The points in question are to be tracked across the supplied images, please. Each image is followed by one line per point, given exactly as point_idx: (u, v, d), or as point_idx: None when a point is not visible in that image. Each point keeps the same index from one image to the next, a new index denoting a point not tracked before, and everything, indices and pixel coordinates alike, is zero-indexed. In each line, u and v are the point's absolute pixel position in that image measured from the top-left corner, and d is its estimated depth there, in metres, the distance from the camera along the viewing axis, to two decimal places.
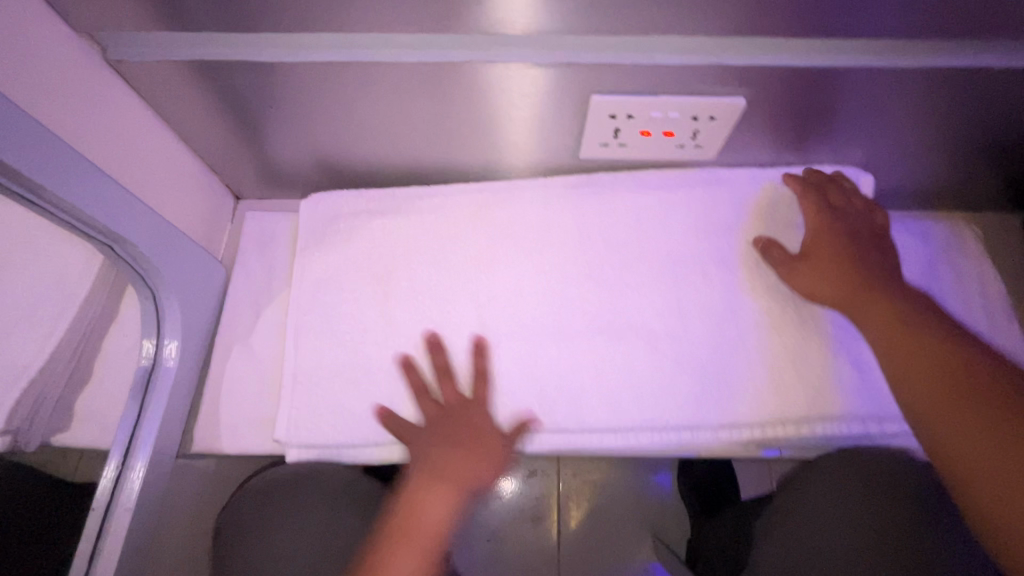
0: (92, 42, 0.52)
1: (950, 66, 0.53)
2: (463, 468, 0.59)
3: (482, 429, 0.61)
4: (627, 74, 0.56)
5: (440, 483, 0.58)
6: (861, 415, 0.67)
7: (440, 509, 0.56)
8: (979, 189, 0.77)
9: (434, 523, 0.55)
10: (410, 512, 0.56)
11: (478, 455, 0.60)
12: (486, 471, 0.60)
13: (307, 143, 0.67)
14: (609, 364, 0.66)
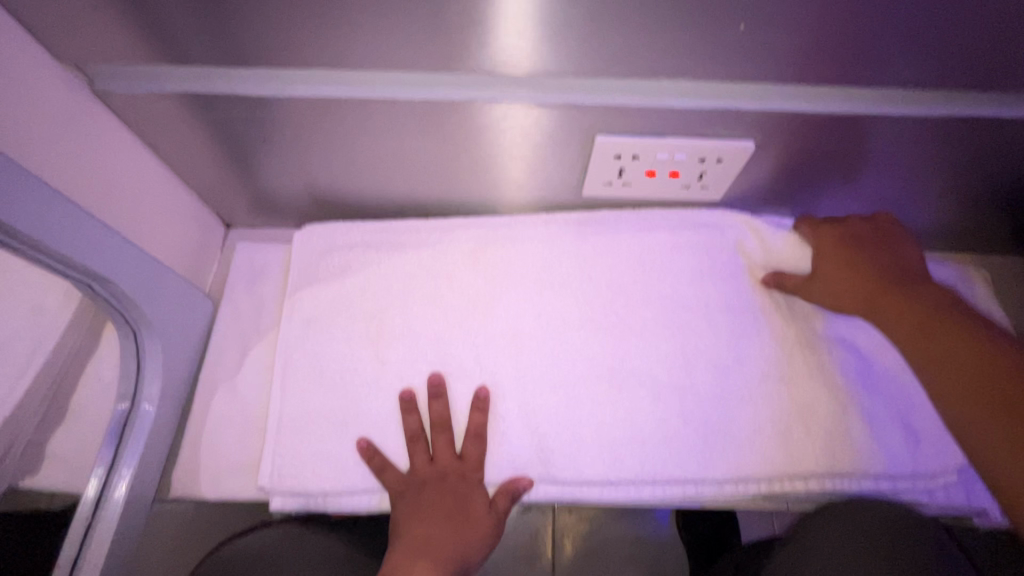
0: (77, 73, 0.51)
1: (959, 116, 0.51)
2: (449, 542, 0.57)
3: (469, 496, 0.59)
4: (631, 116, 0.53)
5: (420, 555, 0.55)
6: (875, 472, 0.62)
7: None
8: (991, 233, 0.74)
9: None
10: None
11: (466, 530, 0.58)
12: (471, 545, 0.58)
13: (302, 173, 0.66)
14: (607, 414, 0.62)
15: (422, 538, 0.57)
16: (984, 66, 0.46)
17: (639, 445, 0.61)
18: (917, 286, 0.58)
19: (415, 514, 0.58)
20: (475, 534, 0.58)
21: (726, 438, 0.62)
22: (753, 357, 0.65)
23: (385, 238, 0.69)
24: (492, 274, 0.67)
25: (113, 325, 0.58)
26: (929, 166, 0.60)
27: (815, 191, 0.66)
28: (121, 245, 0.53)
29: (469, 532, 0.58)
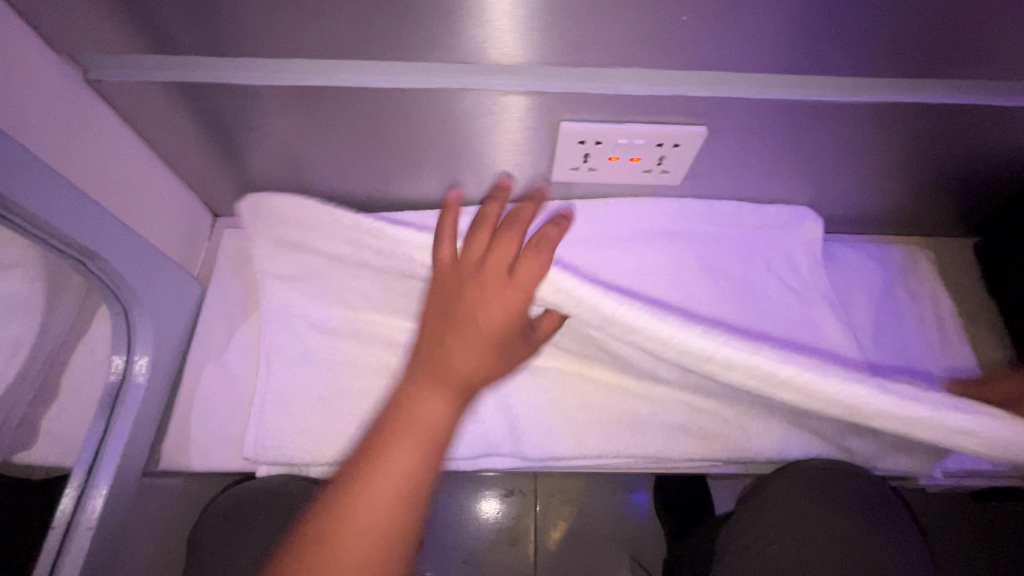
0: (72, 63, 0.54)
1: (889, 103, 0.57)
2: (457, 344, 0.52)
3: (491, 323, 0.53)
4: (593, 103, 0.57)
5: (437, 386, 0.51)
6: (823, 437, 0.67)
7: (412, 455, 0.48)
8: (937, 215, 0.79)
9: (431, 421, 0.49)
10: (403, 414, 0.50)
11: (489, 351, 0.53)
12: (485, 367, 0.52)
13: (286, 161, 0.69)
14: (571, 385, 0.67)
15: (412, 408, 0.50)
16: (906, 58, 0.51)
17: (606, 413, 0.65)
18: None
19: (425, 349, 0.54)
20: (485, 357, 0.53)
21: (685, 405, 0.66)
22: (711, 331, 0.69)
23: (335, 229, 0.63)
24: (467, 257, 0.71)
25: (106, 303, 0.61)
26: (870, 149, 0.65)
27: (769, 175, 0.71)
28: (113, 225, 0.56)
29: (479, 350, 0.52)
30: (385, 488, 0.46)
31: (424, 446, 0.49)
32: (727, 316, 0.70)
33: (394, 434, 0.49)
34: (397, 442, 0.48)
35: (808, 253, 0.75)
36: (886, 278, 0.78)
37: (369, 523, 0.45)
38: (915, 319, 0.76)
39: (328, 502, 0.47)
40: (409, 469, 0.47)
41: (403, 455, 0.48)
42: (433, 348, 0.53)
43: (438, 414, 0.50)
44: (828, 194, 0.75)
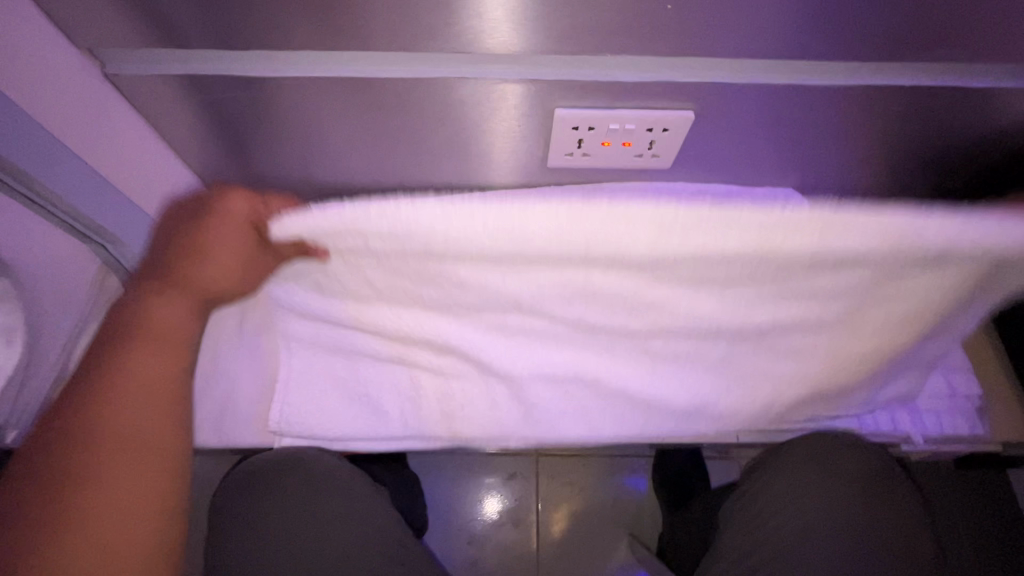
0: (92, 57, 0.58)
1: (864, 85, 0.60)
2: (174, 316, 0.55)
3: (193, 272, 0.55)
4: (583, 90, 0.60)
5: (175, 292, 0.55)
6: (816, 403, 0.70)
7: (165, 361, 0.55)
8: (919, 194, 0.82)
9: (167, 322, 0.55)
10: (135, 320, 0.54)
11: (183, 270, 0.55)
12: (175, 335, 0.55)
13: (293, 151, 0.73)
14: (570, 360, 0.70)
15: (159, 321, 0.55)
16: (878, 40, 0.53)
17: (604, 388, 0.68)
18: None
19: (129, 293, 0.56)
20: (230, 263, 0.55)
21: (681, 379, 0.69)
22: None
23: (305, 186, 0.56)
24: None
25: None
26: (850, 131, 0.68)
27: (755, 158, 0.74)
28: None
29: (183, 300, 0.56)
30: (151, 379, 0.54)
31: (163, 351, 0.55)
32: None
33: (128, 338, 0.54)
34: (132, 343, 0.53)
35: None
36: None
37: (120, 441, 0.52)
38: None
39: (70, 424, 0.51)
40: (162, 370, 0.55)
41: (150, 356, 0.54)
42: (162, 284, 0.55)
43: (156, 356, 0.54)
44: (812, 175, 0.78)
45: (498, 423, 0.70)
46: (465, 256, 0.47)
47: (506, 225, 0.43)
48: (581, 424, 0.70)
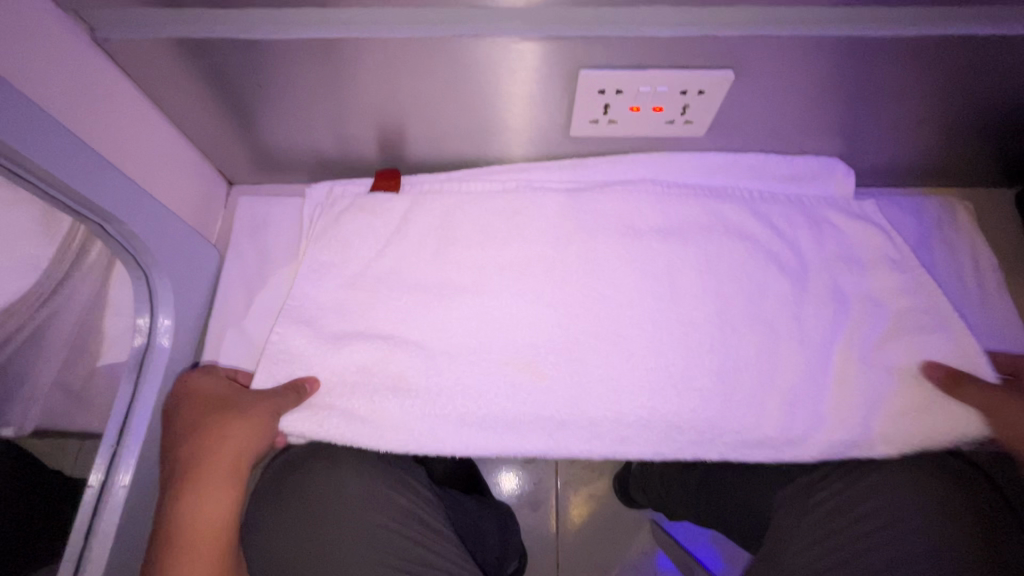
0: (78, 21, 0.53)
1: (929, 37, 0.53)
2: (263, 416, 0.59)
3: (222, 450, 0.56)
4: (613, 47, 0.55)
5: (207, 479, 0.55)
6: (870, 399, 0.64)
7: (219, 499, 0.55)
8: (973, 164, 0.76)
9: (212, 518, 0.54)
10: (179, 522, 0.53)
11: (229, 425, 0.58)
12: (267, 429, 0.59)
13: (299, 125, 0.69)
14: (596, 342, 0.64)
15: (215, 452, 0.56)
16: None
17: (633, 373, 0.64)
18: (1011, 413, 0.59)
19: (188, 424, 0.59)
20: (249, 430, 0.58)
21: (731, 379, 0.64)
22: (746, 299, 0.67)
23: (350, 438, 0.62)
24: (489, 223, 0.70)
25: (127, 269, 0.62)
26: (909, 93, 0.62)
27: (800, 123, 0.68)
28: (129, 189, 0.57)
29: (260, 416, 0.59)
30: (211, 523, 0.53)
31: (232, 471, 0.56)
32: (764, 284, 0.67)
33: (199, 475, 0.55)
34: (179, 551, 0.52)
35: (845, 211, 0.72)
36: (920, 232, 0.75)
37: (207, 524, 0.53)
38: (950, 273, 0.73)
39: (172, 538, 0.53)
40: (219, 511, 0.54)
41: (215, 501, 0.54)
42: (201, 469, 0.55)
43: (256, 433, 0.58)
44: (853, 147, 0.72)
45: (529, 414, 0.63)
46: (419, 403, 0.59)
47: (513, 228, 0.69)
48: (615, 415, 0.63)
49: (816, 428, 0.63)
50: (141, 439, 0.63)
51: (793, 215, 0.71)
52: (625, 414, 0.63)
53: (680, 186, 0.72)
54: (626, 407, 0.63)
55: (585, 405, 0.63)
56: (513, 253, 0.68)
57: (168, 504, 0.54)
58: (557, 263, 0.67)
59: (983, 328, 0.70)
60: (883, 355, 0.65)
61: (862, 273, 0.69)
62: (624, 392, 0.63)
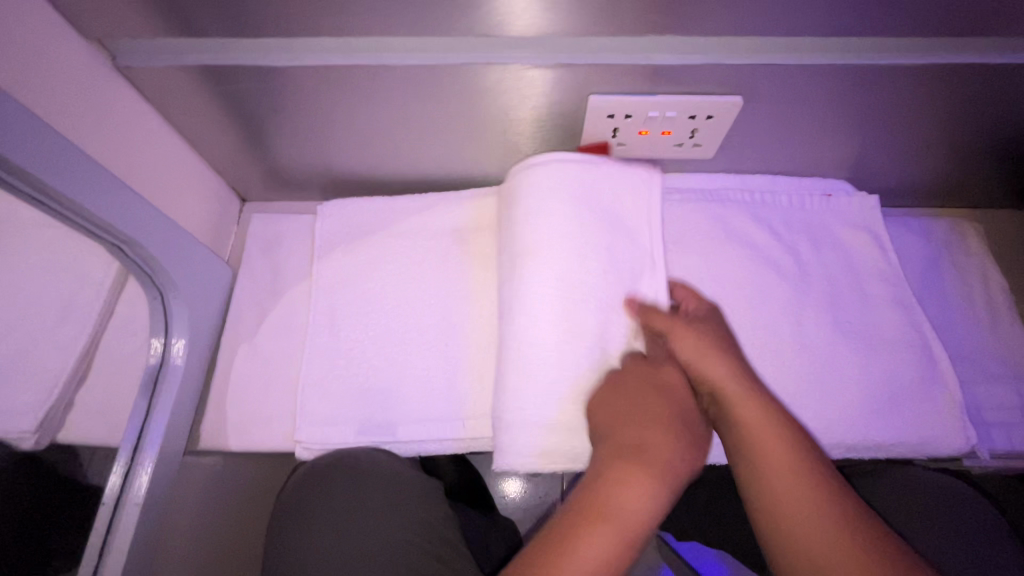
0: (101, 49, 0.55)
1: (938, 64, 0.54)
2: (604, 401, 0.54)
3: (647, 433, 0.50)
4: (622, 74, 0.55)
5: (637, 471, 0.47)
6: (891, 433, 0.62)
7: (642, 495, 0.45)
8: (981, 186, 0.76)
9: (634, 515, 0.45)
10: (603, 499, 0.45)
11: (655, 401, 0.52)
12: (677, 416, 0.52)
13: (312, 147, 0.70)
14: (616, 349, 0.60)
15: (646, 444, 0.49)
16: (949, 16, 0.49)
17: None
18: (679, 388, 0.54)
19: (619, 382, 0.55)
20: (657, 411, 0.51)
21: None
22: (745, 304, 0.66)
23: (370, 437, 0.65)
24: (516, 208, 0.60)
25: (143, 288, 0.64)
26: (917, 117, 0.62)
27: (809, 145, 0.68)
28: (147, 211, 0.58)
29: (648, 391, 0.53)
30: (635, 521, 0.45)
31: (675, 469, 0.48)
32: (773, 288, 0.67)
33: (622, 464, 0.47)
34: (586, 531, 0.43)
35: (847, 221, 0.71)
36: (930, 254, 0.75)
37: (627, 521, 0.44)
38: (962, 296, 0.72)
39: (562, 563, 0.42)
40: (636, 510, 0.45)
41: (638, 491, 0.46)
42: (628, 457, 0.48)
43: (660, 414, 0.51)
44: (861, 167, 0.72)
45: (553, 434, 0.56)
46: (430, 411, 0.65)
47: None
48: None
49: (825, 429, 0.62)
50: (155, 457, 0.64)
51: (804, 235, 0.71)
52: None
53: (680, 191, 0.72)
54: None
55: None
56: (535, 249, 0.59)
57: (596, 492, 0.46)
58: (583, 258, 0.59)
59: (996, 353, 0.70)
60: (905, 372, 0.64)
61: (863, 281, 0.69)
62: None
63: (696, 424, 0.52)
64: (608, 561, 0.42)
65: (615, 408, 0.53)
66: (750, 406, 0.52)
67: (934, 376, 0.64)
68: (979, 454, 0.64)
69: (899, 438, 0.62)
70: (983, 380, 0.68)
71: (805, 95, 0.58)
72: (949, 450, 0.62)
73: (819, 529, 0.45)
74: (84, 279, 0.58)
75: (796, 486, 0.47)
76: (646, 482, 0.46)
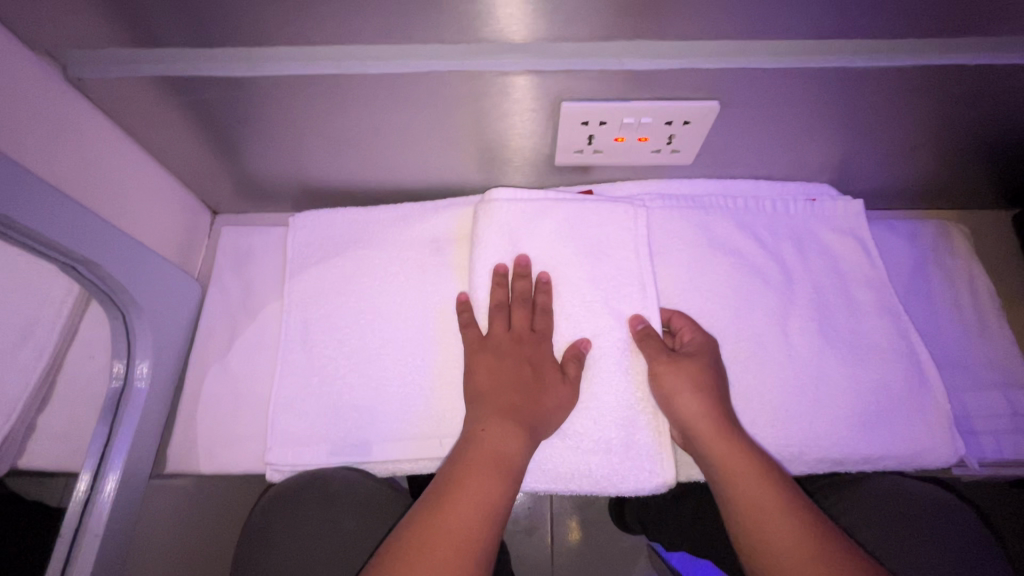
0: (49, 60, 0.53)
1: (918, 66, 0.52)
2: (485, 372, 0.57)
3: (505, 419, 0.53)
4: (595, 80, 0.54)
5: (485, 458, 0.51)
6: (879, 445, 0.60)
7: (490, 482, 0.50)
8: (966, 187, 0.74)
9: (482, 497, 0.49)
10: (456, 485, 0.50)
11: (532, 389, 0.56)
12: (520, 396, 0.55)
13: (281, 156, 0.68)
14: (606, 374, 0.60)
15: (487, 438, 0.52)
16: (929, 17, 0.48)
17: (626, 414, 0.59)
18: (542, 382, 0.56)
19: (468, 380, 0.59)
20: (504, 400, 0.55)
21: None
22: (729, 314, 0.65)
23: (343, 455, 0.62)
24: (499, 246, 0.63)
25: (103, 308, 0.61)
26: (898, 119, 0.61)
27: (789, 149, 0.67)
28: (106, 230, 0.56)
29: (526, 376, 0.56)
30: (481, 502, 0.49)
31: (522, 447, 0.53)
32: (756, 297, 0.66)
33: (466, 460, 0.51)
34: (440, 519, 0.48)
35: (832, 226, 0.70)
36: (916, 257, 0.73)
37: (473, 502, 0.49)
38: (949, 300, 0.71)
39: (418, 542, 0.46)
40: (487, 494, 0.49)
41: (484, 480, 0.50)
42: (470, 449, 0.52)
43: (515, 397, 0.55)
44: (844, 170, 0.71)
45: (543, 461, 0.59)
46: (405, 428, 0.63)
47: None
48: (607, 468, 0.59)
49: (810, 442, 0.60)
50: (117, 482, 0.62)
51: (788, 243, 0.69)
52: (615, 458, 0.59)
53: (663, 196, 0.70)
54: (621, 458, 0.59)
55: (581, 441, 0.59)
56: (526, 280, 0.61)
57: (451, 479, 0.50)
58: (547, 287, 0.61)
59: (984, 358, 0.68)
60: (892, 382, 0.63)
61: (848, 288, 0.67)
62: (611, 445, 0.59)
63: (558, 401, 0.56)
64: (495, 500, 0.50)
65: (482, 373, 0.58)
66: (719, 441, 0.54)
67: (922, 384, 0.63)
68: (968, 463, 0.63)
69: (886, 449, 0.60)
70: (970, 387, 0.67)
71: (783, 98, 0.57)
72: (939, 461, 0.60)
73: (785, 536, 0.48)
74: (39, 299, 0.56)
75: (764, 500, 0.51)
76: (520, 434, 0.53)
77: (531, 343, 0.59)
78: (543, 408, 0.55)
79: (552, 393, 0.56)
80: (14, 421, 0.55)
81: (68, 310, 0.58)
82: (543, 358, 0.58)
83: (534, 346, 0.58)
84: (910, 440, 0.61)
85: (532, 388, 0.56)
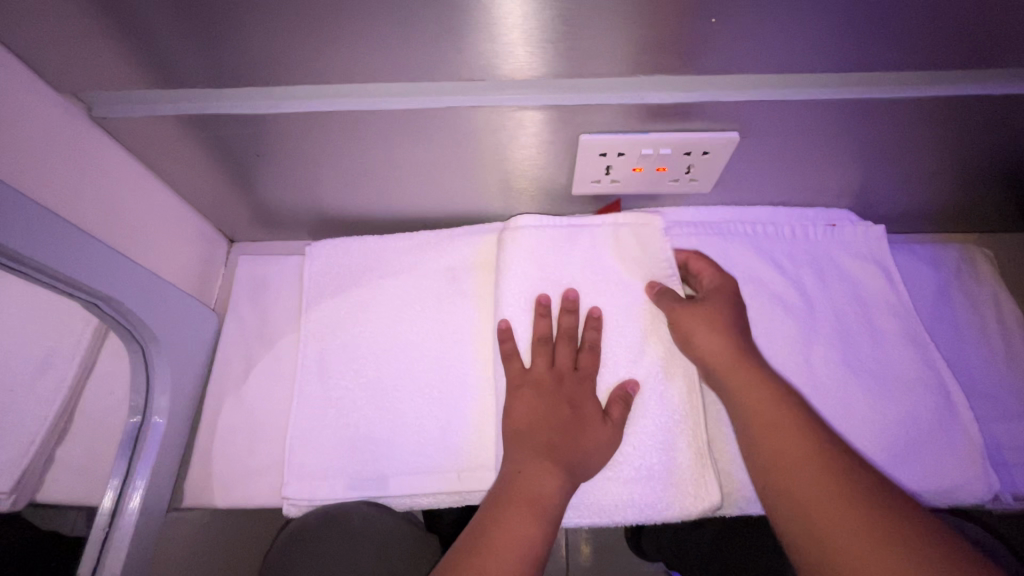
0: (76, 101, 0.54)
1: (940, 97, 0.52)
2: (526, 407, 0.56)
3: (544, 457, 0.52)
4: (613, 114, 0.54)
5: (522, 495, 0.50)
6: (909, 479, 0.59)
7: (528, 520, 0.48)
8: (988, 212, 0.73)
9: (519, 534, 0.48)
10: (492, 521, 0.48)
11: (575, 429, 0.55)
12: (561, 435, 0.54)
13: (298, 188, 0.69)
14: (638, 400, 0.59)
15: (525, 475, 0.51)
16: (953, 51, 0.47)
17: (657, 437, 0.57)
18: (586, 421, 0.55)
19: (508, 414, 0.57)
20: (544, 437, 0.54)
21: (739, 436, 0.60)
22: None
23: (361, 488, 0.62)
24: (523, 273, 0.63)
25: (123, 343, 0.61)
26: (919, 147, 0.60)
27: (808, 176, 0.66)
28: (126, 266, 0.56)
29: (571, 416, 0.56)
30: (519, 540, 0.47)
31: (560, 487, 0.51)
32: (778, 326, 0.64)
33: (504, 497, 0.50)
34: (477, 554, 0.46)
35: (853, 252, 0.69)
36: (939, 283, 0.72)
37: (510, 537, 0.47)
38: (975, 327, 0.70)
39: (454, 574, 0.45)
40: (525, 533, 0.48)
41: (521, 517, 0.48)
42: (507, 484, 0.51)
43: (555, 435, 0.54)
44: (863, 195, 0.70)
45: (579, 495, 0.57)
46: (422, 462, 0.62)
47: None
48: (646, 495, 0.57)
49: None
50: (136, 518, 0.62)
51: (808, 269, 0.68)
52: (655, 485, 0.57)
53: (681, 224, 0.69)
54: (662, 484, 0.57)
55: (607, 474, 0.57)
56: (573, 316, 0.60)
57: (488, 515, 0.49)
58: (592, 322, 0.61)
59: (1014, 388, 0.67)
60: (921, 413, 0.61)
61: (872, 316, 0.66)
62: (645, 473, 0.57)
63: (603, 442, 0.55)
64: (532, 537, 0.48)
65: (524, 409, 0.56)
66: (738, 376, 0.54)
67: (951, 416, 0.61)
68: (1001, 497, 0.61)
69: (917, 485, 0.58)
70: (1000, 418, 0.65)
71: (802, 129, 0.57)
72: (971, 497, 0.59)
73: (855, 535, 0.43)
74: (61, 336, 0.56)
75: (823, 491, 0.46)
76: (559, 471, 0.52)
77: (575, 381, 0.58)
78: (585, 448, 0.54)
79: (596, 433, 0.55)
80: (35, 458, 0.55)
81: (88, 345, 0.59)
82: (584, 401, 0.57)
83: (580, 384, 0.58)
84: (942, 474, 0.59)
85: (573, 428, 0.55)
